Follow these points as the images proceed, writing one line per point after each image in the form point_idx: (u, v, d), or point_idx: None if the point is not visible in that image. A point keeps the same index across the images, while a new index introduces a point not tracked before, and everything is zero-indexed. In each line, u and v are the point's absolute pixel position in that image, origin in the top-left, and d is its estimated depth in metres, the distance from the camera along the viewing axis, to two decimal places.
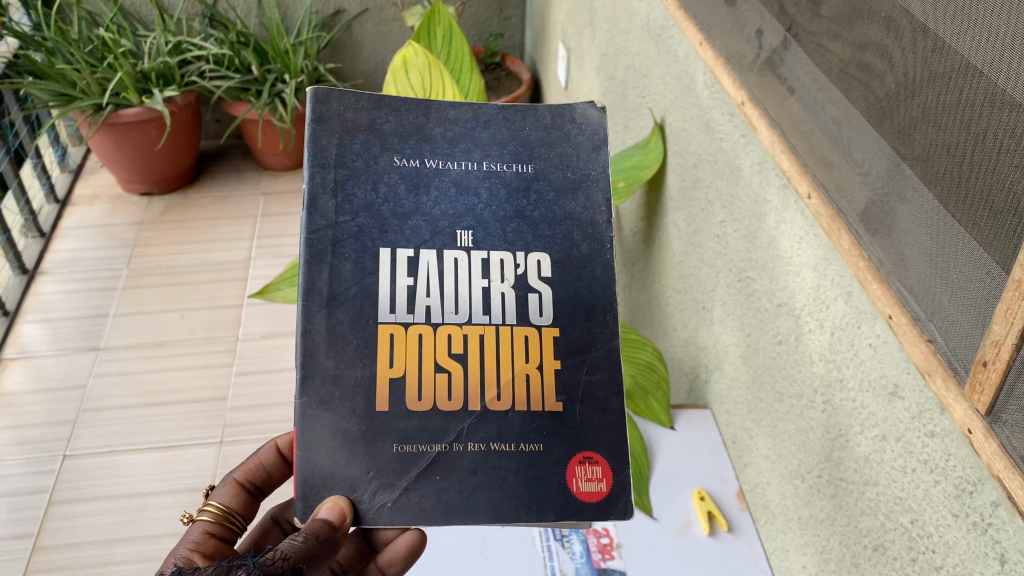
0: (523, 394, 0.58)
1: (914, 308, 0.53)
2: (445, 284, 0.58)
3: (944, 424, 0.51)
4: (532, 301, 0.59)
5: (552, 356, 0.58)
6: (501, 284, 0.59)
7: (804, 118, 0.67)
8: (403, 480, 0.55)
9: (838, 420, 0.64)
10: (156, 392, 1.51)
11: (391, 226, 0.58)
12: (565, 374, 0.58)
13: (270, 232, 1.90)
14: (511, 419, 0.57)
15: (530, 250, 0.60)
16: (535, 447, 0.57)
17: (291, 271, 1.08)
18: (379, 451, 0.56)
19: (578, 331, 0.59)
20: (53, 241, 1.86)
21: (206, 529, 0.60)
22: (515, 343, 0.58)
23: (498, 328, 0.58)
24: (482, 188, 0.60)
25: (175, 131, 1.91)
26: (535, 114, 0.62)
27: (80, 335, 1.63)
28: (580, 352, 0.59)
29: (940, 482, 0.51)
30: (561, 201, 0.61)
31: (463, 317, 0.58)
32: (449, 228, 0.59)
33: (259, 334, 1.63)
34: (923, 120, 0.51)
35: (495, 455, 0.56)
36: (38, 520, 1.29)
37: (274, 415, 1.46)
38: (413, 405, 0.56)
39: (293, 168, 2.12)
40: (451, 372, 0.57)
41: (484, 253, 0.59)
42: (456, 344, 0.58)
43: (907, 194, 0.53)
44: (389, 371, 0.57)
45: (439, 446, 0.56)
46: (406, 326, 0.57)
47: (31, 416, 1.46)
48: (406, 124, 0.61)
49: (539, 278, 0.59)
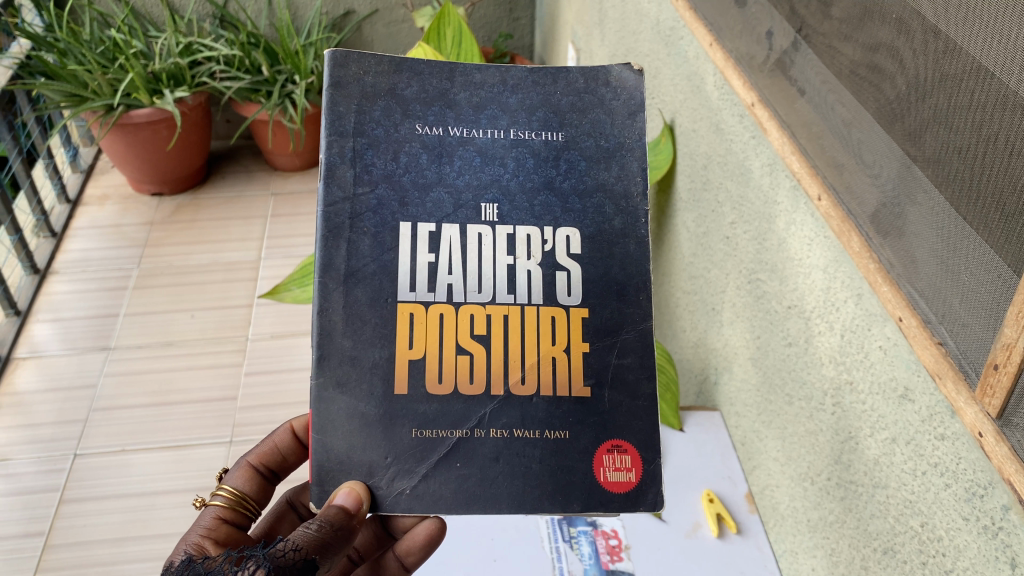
0: (549, 378, 0.58)
1: (925, 311, 0.52)
2: (468, 260, 0.58)
3: (954, 427, 0.50)
4: (559, 279, 0.59)
5: (581, 338, 0.58)
6: (527, 261, 0.58)
7: (813, 120, 0.67)
8: (422, 467, 0.56)
9: (847, 423, 0.64)
10: (166, 392, 1.51)
11: (412, 198, 0.58)
12: (594, 357, 0.58)
13: (280, 233, 1.91)
14: (535, 405, 0.57)
15: (559, 225, 0.59)
16: (561, 434, 0.57)
17: (300, 270, 1.08)
18: (397, 436, 0.56)
19: (609, 313, 0.59)
20: (65, 241, 1.87)
21: (219, 514, 0.60)
22: (540, 323, 0.58)
23: (524, 308, 0.58)
24: (508, 157, 0.60)
25: (186, 132, 1.92)
26: (567, 77, 0.61)
27: (91, 334, 1.64)
28: (611, 335, 0.58)
29: (950, 485, 0.51)
30: (592, 171, 0.60)
31: (486, 296, 0.58)
32: (473, 200, 0.59)
33: (269, 334, 1.64)
34: (934, 122, 0.50)
35: (518, 442, 0.57)
36: (48, 519, 1.30)
37: (285, 415, 1.47)
38: (434, 389, 0.57)
39: (304, 168, 2.12)
40: (473, 354, 0.57)
41: (510, 228, 0.59)
42: (479, 325, 0.57)
43: (917, 197, 0.53)
44: (409, 353, 0.57)
45: (460, 432, 0.57)
46: (427, 305, 0.57)
47: (41, 415, 1.47)
48: (429, 89, 0.60)
49: (567, 255, 0.59)
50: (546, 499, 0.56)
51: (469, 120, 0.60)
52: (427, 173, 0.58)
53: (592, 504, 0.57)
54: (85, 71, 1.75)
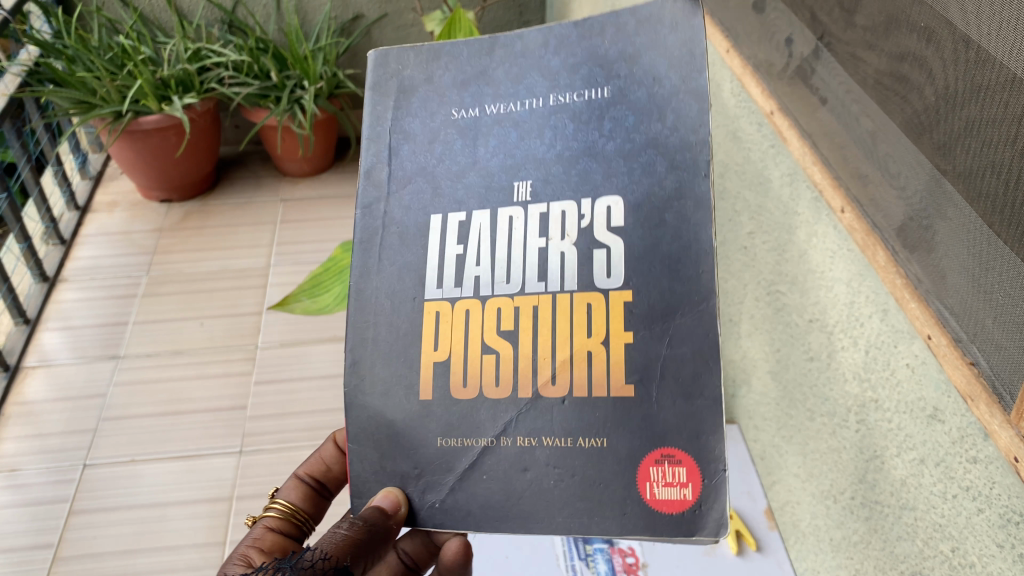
0: (583, 374, 0.51)
1: (955, 329, 0.51)
2: (495, 249, 0.53)
3: (987, 451, 0.48)
4: (597, 258, 0.52)
5: (621, 327, 0.51)
6: (561, 242, 0.52)
7: (835, 129, 0.65)
8: (449, 478, 0.53)
9: (872, 441, 0.62)
10: (176, 401, 1.50)
11: (444, 190, 0.55)
12: (638, 348, 0.50)
13: (289, 239, 1.90)
14: (566, 407, 0.51)
15: (599, 195, 0.52)
16: (598, 441, 0.51)
17: (311, 279, 1.06)
18: (423, 443, 0.53)
19: (658, 293, 0.50)
20: (74, 248, 1.87)
21: (268, 525, 0.59)
22: (574, 311, 0.51)
23: (555, 297, 0.52)
24: (546, 128, 0.54)
25: (195, 139, 1.91)
26: (615, 24, 0.54)
27: (100, 343, 1.63)
28: (663, 318, 0.50)
29: (983, 510, 0.49)
30: (642, 125, 0.52)
31: (514, 287, 0.53)
32: (506, 182, 0.54)
33: (278, 341, 1.63)
34: (966, 135, 0.49)
35: (550, 450, 0.51)
36: (58, 531, 1.29)
37: (294, 424, 1.46)
38: (459, 390, 0.53)
39: (313, 174, 2.11)
40: (500, 351, 0.53)
41: (543, 207, 0.53)
42: (507, 319, 0.53)
43: (948, 212, 0.52)
44: (434, 354, 0.54)
45: (485, 440, 0.52)
46: (451, 302, 0.54)
47: (51, 425, 1.46)
48: (467, 68, 0.57)
49: (607, 230, 0.52)
50: (577, 500, 0.50)
51: (503, 95, 0.55)
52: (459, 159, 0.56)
53: (631, 526, 0.49)
54: (94, 78, 1.74)
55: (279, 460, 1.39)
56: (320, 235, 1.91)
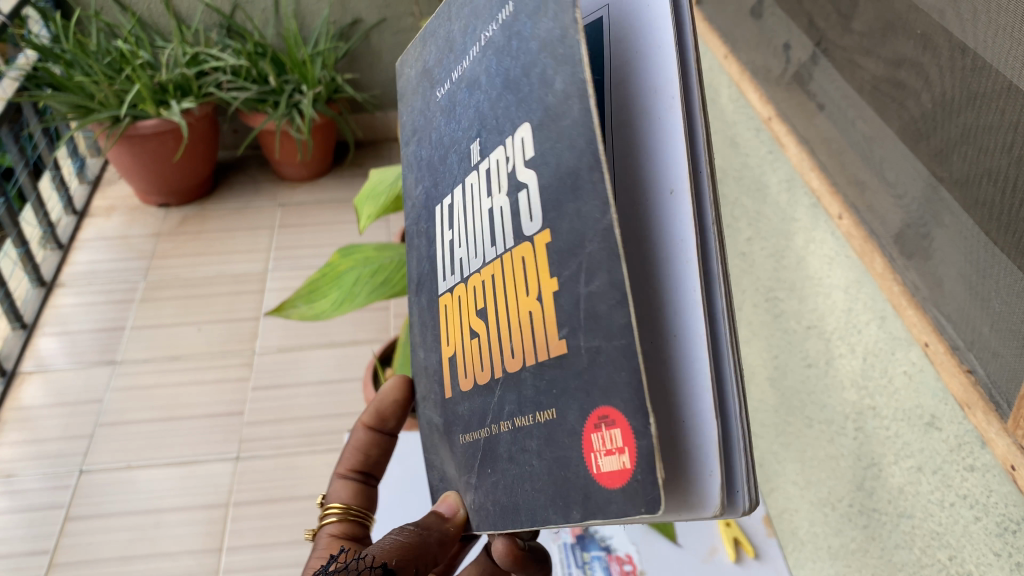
0: (530, 345, 0.40)
1: (952, 337, 0.51)
2: (465, 223, 0.46)
3: (984, 459, 0.48)
4: (523, 200, 0.40)
5: (546, 273, 0.38)
6: (500, 198, 0.42)
7: (834, 135, 0.65)
8: (473, 475, 0.47)
9: (870, 449, 0.62)
10: (173, 406, 1.50)
11: (440, 178, 0.50)
12: (565, 296, 0.37)
13: (287, 244, 1.89)
14: (526, 382, 0.40)
15: (518, 127, 0.40)
16: (548, 414, 0.38)
17: (307, 283, 1.00)
18: (457, 446, 0.49)
19: (569, 225, 0.36)
20: (72, 253, 1.87)
21: (332, 532, 0.57)
22: (516, 270, 0.40)
23: (502, 260, 0.42)
24: (481, 71, 0.43)
25: (193, 143, 1.91)
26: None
27: (97, 348, 1.62)
28: (575, 252, 0.36)
29: (980, 518, 0.49)
30: (536, 24, 0.38)
31: (480, 261, 0.44)
32: (466, 146, 0.46)
33: (276, 347, 1.62)
34: (962, 142, 0.49)
35: (521, 433, 0.41)
36: (54, 536, 1.29)
37: (291, 430, 1.45)
38: (465, 383, 0.47)
39: (311, 179, 2.11)
40: (480, 334, 0.44)
41: (488, 162, 0.43)
42: (479, 299, 0.44)
43: (945, 218, 0.52)
44: (449, 352, 0.49)
45: (485, 430, 0.45)
46: (450, 291, 0.48)
47: (48, 430, 1.46)
48: (440, 40, 0.50)
49: (526, 165, 0.39)
50: (548, 484, 0.39)
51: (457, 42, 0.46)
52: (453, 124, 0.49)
53: (591, 512, 0.36)
54: (91, 82, 1.75)
55: (276, 467, 1.39)
56: (317, 240, 1.90)
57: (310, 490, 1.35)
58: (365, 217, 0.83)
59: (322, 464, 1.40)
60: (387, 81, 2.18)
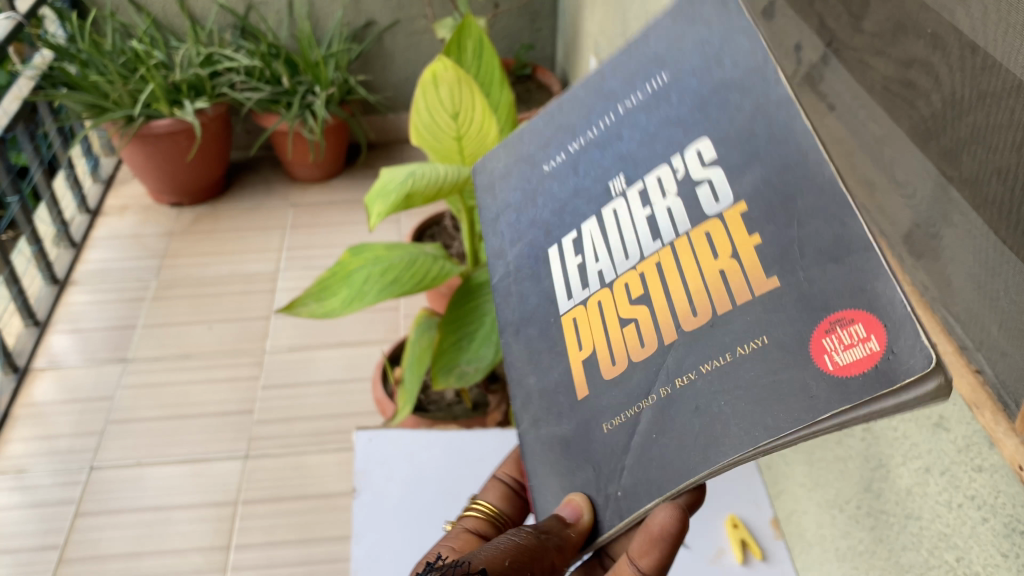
0: (620, 346, 0.48)
1: (960, 337, 0.50)
2: (610, 240, 0.51)
3: (992, 460, 0.48)
4: (703, 190, 0.46)
5: (740, 238, 0.43)
6: (665, 200, 0.48)
7: (844, 136, 0.65)
8: (627, 459, 0.45)
9: (878, 450, 0.62)
10: (183, 404, 1.51)
11: (562, 225, 0.56)
12: (768, 247, 0.42)
13: (298, 244, 1.90)
14: (704, 342, 0.43)
15: (686, 147, 0.48)
16: (753, 347, 0.41)
17: (317, 281, 1.00)
18: (592, 435, 0.48)
19: (770, 218, 0.43)
20: (85, 251, 1.88)
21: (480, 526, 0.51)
22: (692, 251, 0.46)
23: (674, 248, 0.47)
24: (665, 102, 0.51)
25: (206, 143, 1.93)
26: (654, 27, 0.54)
27: (109, 346, 1.63)
28: (774, 220, 0.43)
29: (988, 520, 0.49)
30: (742, 103, 0.47)
31: (635, 259, 0.49)
32: (602, 183, 0.53)
33: (286, 346, 1.63)
34: (972, 142, 0.49)
35: (716, 378, 0.42)
36: (63, 532, 1.29)
37: (301, 429, 1.46)
38: (610, 372, 0.48)
39: (323, 180, 2.12)
40: (638, 320, 0.47)
41: (642, 184, 0.50)
42: (637, 289, 0.48)
43: (953, 218, 0.52)
44: (581, 354, 0.51)
45: (647, 402, 0.45)
46: (586, 302, 0.52)
47: (60, 426, 1.47)
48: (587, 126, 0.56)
49: (704, 169, 0.47)
50: None
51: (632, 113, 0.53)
52: (845, 245, 0.39)
53: None
54: (106, 82, 1.76)
55: (284, 465, 1.40)
56: (329, 240, 1.91)
57: (320, 488, 1.36)
58: (375, 215, 0.82)
59: (332, 462, 1.40)
60: (399, 83, 2.18)
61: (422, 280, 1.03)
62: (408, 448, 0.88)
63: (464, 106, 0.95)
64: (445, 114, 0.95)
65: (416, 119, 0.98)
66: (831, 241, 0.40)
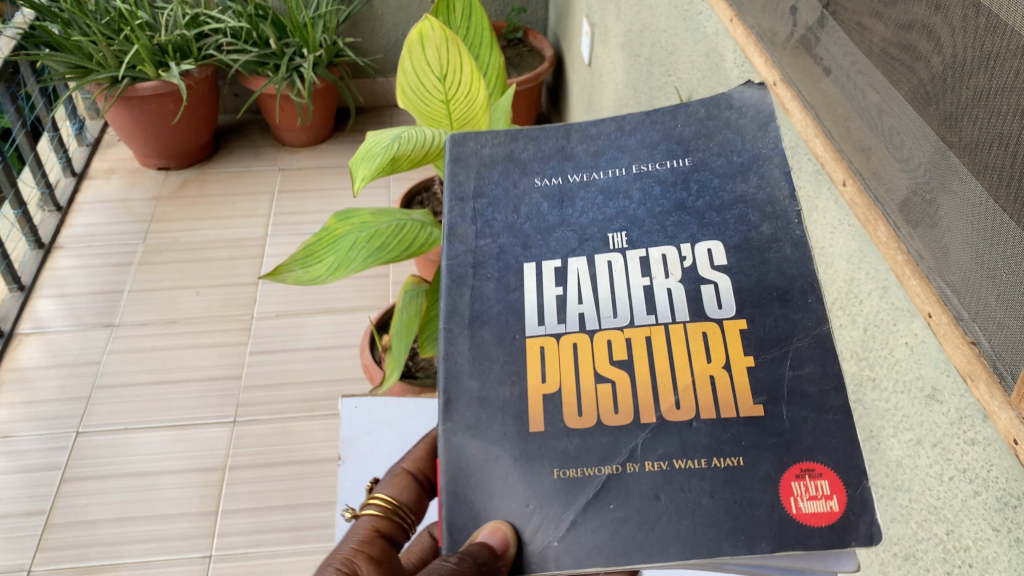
0: (606, 403, 0.48)
1: (956, 308, 0.49)
2: (599, 287, 0.52)
3: (986, 432, 0.47)
4: (706, 293, 0.50)
5: (740, 352, 0.48)
6: (666, 280, 0.51)
7: (839, 101, 0.63)
8: (569, 512, 0.46)
9: (868, 421, 0.61)
10: (170, 369, 1.49)
11: (535, 242, 0.54)
12: (762, 373, 0.47)
13: (287, 209, 1.88)
14: (696, 431, 0.47)
15: (697, 241, 0.52)
16: (732, 461, 0.46)
17: (303, 246, 0.98)
18: (535, 479, 0.47)
19: (771, 321, 0.49)
20: (70, 215, 1.85)
21: (375, 525, 0.56)
22: (690, 341, 0.49)
23: (668, 328, 0.49)
24: (634, 190, 0.55)
25: (193, 106, 1.89)
26: (686, 110, 0.57)
27: (95, 311, 1.62)
28: (779, 344, 0.48)
29: (980, 493, 0.48)
30: (727, 186, 0.54)
31: (623, 321, 0.50)
32: (599, 233, 0.54)
33: (274, 312, 1.61)
34: (974, 105, 0.47)
35: (680, 475, 0.46)
36: (50, 497, 1.29)
37: (288, 395, 1.45)
38: (572, 422, 0.48)
39: (311, 145, 2.09)
40: (613, 380, 0.49)
41: (643, 253, 0.52)
42: (618, 350, 0.49)
43: (951, 184, 0.50)
44: (542, 387, 0.49)
45: (608, 469, 0.46)
46: (557, 337, 0.51)
47: (46, 391, 1.45)
48: (548, 148, 0.58)
49: (712, 268, 0.51)
50: None
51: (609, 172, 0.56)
52: (786, 338, 0.48)
53: None
54: (90, 42, 1.72)
55: (272, 431, 1.39)
56: (318, 205, 1.89)
57: (308, 454, 1.35)
58: (359, 179, 0.80)
59: (320, 428, 1.39)
60: (388, 46, 2.14)
61: (409, 246, 1.02)
62: (394, 415, 0.86)
63: (451, 66, 0.92)
64: (433, 75, 0.93)
65: (403, 80, 0.96)
66: (775, 334, 0.48)
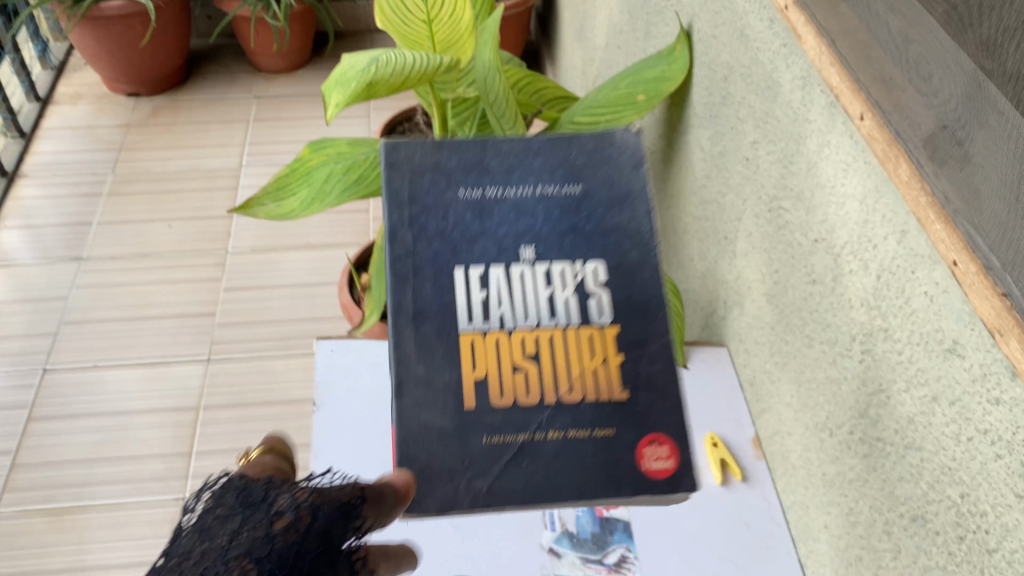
0: (519, 390, 0.55)
1: (986, 255, 0.45)
2: (515, 293, 0.56)
3: (1013, 393, 0.43)
4: (595, 301, 0.57)
5: (617, 350, 0.56)
6: (565, 291, 0.57)
7: (862, 31, 0.61)
8: (496, 468, 0.54)
9: (878, 373, 0.57)
10: (141, 305, 1.44)
11: (462, 250, 0.57)
12: (629, 363, 0.57)
13: (262, 139, 1.81)
14: (585, 408, 0.55)
15: (587, 259, 0.58)
16: (605, 430, 0.55)
17: (275, 178, 0.92)
18: (469, 446, 0.54)
19: (636, 324, 0.57)
20: (35, 142, 1.77)
21: None
22: (581, 341, 0.56)
23: (567, 329, 0.56)
24: (538, 209, 0.59)
25: (162, 28, 1.80)
26: (578, 143, 0.61)
27: (62, 243, 1.55)
28: (638, 345, 0.57)
29: (1002, 456, 0.44)
30: (609, 216, 0.59)
31: (534, 321, 0.56)
32: (514, 245, 0.58)
33: (250, 247, 1.56)
34: (1018, 30, 0.44)
35: (574, 441, 0.55)
36: (17, 436, 1.24)
37: (265, 333, 1.41)
38: (492, 405, 0.55)
39: (288, 72, 2.01)
40: (528, 370, 0.55)
41: (547, 264, 0.57)
42: (530, 345, 0.56)
43: (988, 119, 0.47)
44: (471, 375, 0.55)
45: (521, 438, 0.54)
46: (483, 333, 0.56)
47: (11, 326, 1.40)
48: (465, 159, 0.60)
49: (599, 283, 0.58)
50: None
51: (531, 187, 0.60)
52: (643, 339, 0.57)
53: None
54: None
55: (247, 370, 1.35)
56: (294, 136, 1.81)
57: (284, 394, 1.32)
58: (332, 107, 0.74)
59: (297, 367, 1.35)
60: None
61: None
62: (372, 361, 0.82)
63: None
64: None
65: None
66: (636, 335, 0.57)
